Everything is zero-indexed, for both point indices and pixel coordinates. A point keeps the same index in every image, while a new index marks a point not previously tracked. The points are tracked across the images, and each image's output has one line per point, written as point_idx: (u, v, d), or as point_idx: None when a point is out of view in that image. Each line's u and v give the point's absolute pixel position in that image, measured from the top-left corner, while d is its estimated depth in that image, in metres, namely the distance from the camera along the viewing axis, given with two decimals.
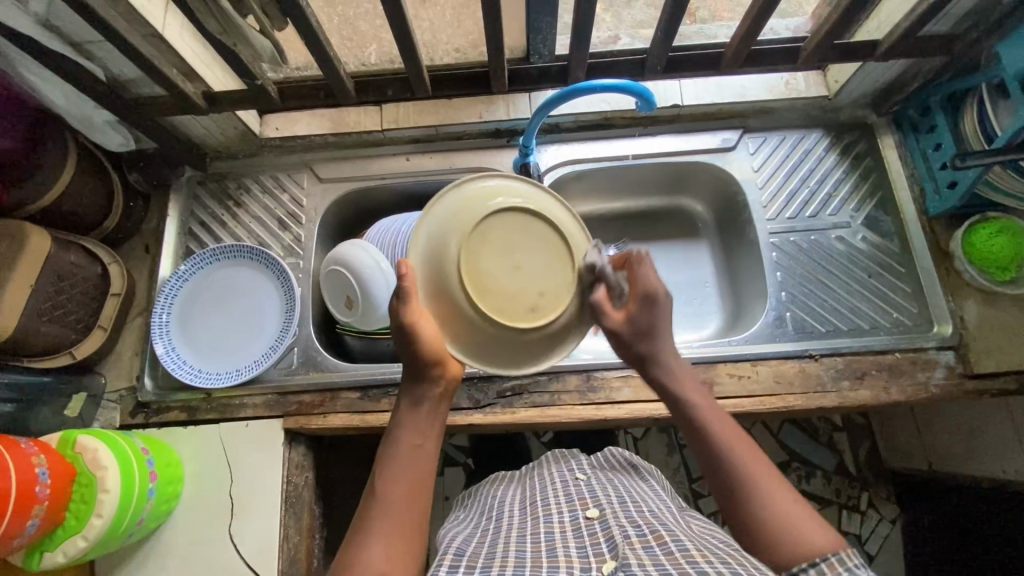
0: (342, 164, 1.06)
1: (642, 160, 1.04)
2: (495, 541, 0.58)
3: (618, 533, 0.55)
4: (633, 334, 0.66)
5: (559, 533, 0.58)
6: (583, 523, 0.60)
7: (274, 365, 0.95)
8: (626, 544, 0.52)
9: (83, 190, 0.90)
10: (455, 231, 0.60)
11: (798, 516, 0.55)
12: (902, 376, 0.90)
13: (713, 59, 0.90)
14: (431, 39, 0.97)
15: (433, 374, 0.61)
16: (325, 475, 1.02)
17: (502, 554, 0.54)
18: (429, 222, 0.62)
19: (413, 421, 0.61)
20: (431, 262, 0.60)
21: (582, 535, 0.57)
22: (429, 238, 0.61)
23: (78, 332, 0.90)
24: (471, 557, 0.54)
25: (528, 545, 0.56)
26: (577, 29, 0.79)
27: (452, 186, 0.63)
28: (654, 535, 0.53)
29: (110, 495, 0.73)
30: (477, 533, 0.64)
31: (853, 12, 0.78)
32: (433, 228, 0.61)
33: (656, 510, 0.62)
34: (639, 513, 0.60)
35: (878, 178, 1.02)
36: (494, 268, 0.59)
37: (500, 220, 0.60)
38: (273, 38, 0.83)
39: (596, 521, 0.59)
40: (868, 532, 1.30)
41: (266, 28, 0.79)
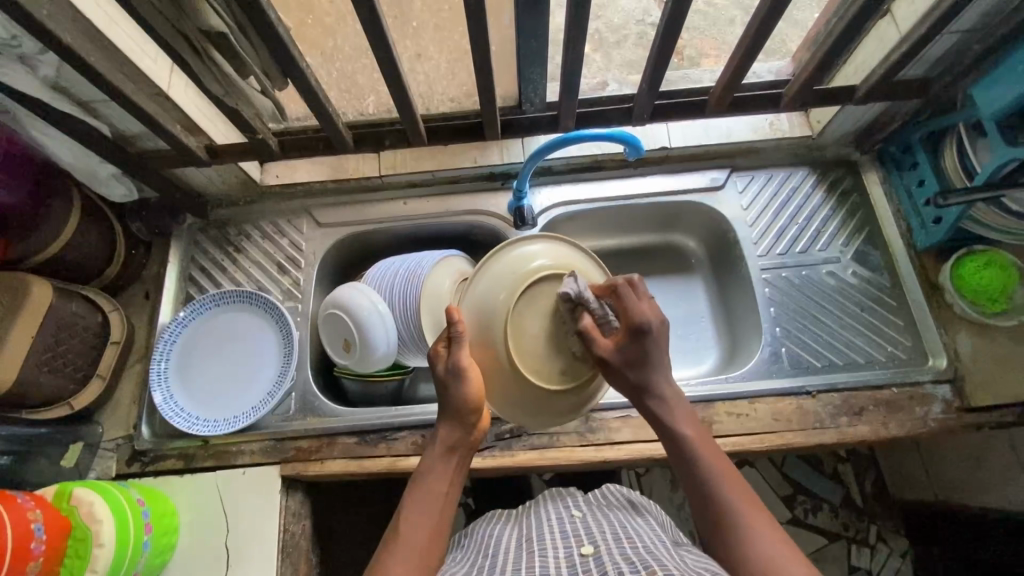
0: (341, 209, 1.08)
1: (633, 200, 1.07)
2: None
3: (611, 570, 0.54)
4: (624, 365, 0.67)
5: (555, 572, 0.58)
6: (577, 561, 0.59)
7: (272, 411, 0.95)
8: None
9: (86, 240, 0.91)
10: (506, 293, 0.70)
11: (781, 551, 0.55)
12: (900, 411, 0.91)
13: (698, 105, 0.93)
14: (426, 90, 1.01)
15: (470, 420, 0.69)
16: (322, 521, 1.00)
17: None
18: (483, 282, 0.73)
19: (439, 468, 0.66)
20: (481, 315, 0.71)
21: (579, 573, 0.57)
22: (482, 296, 0.71)
23: (76, 382, 0.90)
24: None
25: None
26: (567, 81, 0.82)
27: (501, 250, 0.73)
28: (648, 571, 0.52)
29: (104, 549, 0.72)
30: (473, 573, 0.63)
31: (829, 59, 0.82)
32: (486, 288, 0.72)
33: (651, 545, 0.62)
34: (633, 549, 0.59)
35: (865, 214, 1.04)
36: (537, 331, 0.69)
37: (546, 286, 0.70)
38: (273, 95, 0.86)
39: (591, 558, 0.59)
40: (879, 568, 1.27)
41: (267, 86, 0.82)
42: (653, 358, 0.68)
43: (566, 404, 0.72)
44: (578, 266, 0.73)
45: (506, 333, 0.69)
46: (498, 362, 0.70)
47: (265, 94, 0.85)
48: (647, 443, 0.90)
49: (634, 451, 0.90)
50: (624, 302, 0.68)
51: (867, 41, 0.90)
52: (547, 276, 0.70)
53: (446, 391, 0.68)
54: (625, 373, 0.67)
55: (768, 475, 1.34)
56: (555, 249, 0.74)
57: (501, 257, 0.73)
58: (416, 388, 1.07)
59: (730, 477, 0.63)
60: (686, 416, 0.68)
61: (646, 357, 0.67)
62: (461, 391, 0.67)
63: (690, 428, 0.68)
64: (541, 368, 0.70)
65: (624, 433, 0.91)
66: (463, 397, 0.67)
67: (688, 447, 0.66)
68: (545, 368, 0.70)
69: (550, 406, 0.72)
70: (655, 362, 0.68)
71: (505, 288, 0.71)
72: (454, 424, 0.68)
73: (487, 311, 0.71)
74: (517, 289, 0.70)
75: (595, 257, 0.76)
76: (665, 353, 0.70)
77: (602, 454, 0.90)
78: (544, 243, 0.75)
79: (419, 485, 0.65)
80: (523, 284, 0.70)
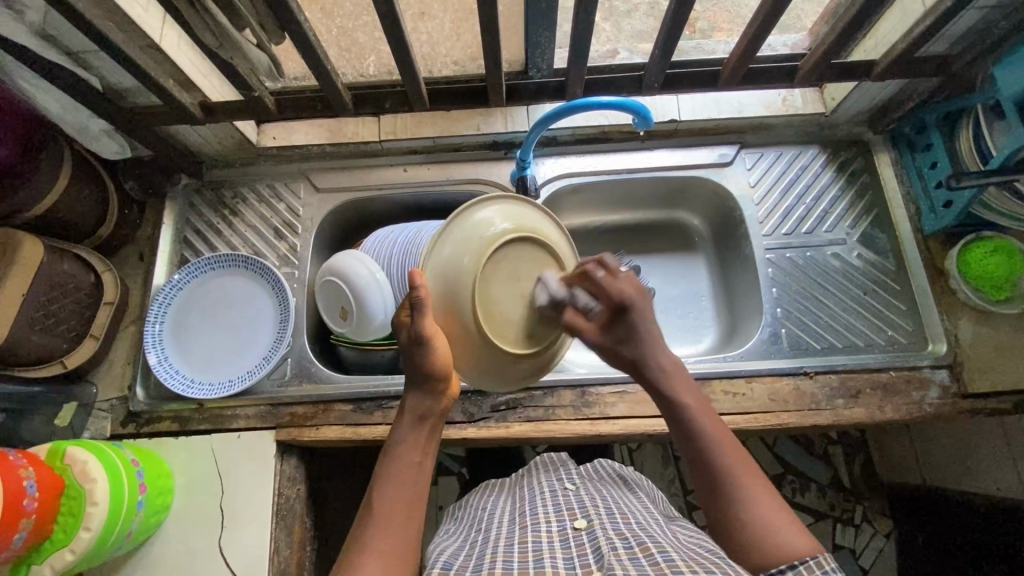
0: (340, 175, 1.06)
1: (638, 174, 1.05)
2: (483, 552, 0.58)
3: (604, 544, 0.54)
4: (615, 345, 0.69)
5: (548, 543, 0.58)
6: (570, 534, 0.59)
7: (267, 376, 0.95)
8: (613, 555, 0.52)
9: (78, 198, 0.89)
10: (470, 258, 0.63)
11: (774, 518, 0.58)
12: (896, 395, 0.90)
13: (711, 76, 0.90)
14: (430, 51, 0.97)
15: (438, 387, 0.65)
16: (317, 486, 1.01)
17: (487, 566, 0.54)
18: (442, 246, 0.64)
19: (409, 438, 0.64)
20: (445, 283, 0.63)
21: (570, 545, 0.57)
22: (445, 262, 0.63)
23: (69, 341, 0.89)
24: (458, 570, 0.55)
25: (515, 554, 0.56)
26: (575, 47, 0.79)
27: (459, 211, 0.65)
28: (641, 547, 0.53)
29: (98, 508, 0.72)
30: (466, 546, 0.64)
31: (850, 31, 0.78)
32: (448, 254, 0.63)
33: (644, 522, 0.62)
34: (626, 525, 0.59)
35: (875, 196, 1.02)
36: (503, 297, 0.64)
37: (508, 249, 0.64)
38: (269, 52, 0.83)
39: (584, 531, 0.59)
40: (862, 546, 1.30)
41: (263, 41, 0.79)
42: (642, 333, 0.69)
43: (528, 371, 0.68)
44: (536, 226, 0.68)
45: (475, 302, 0.62)
46: (466, 334, 0.63)
47: (262, 49, 0.82)
48: (642, 419, 0.90)
49: (629, 426, 0.90)
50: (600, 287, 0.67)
51: (889, 14, 0.86)
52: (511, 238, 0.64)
53: (412, 360, 0.64)
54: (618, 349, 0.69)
55: (759, 454, 1.36)
56: (517, 209, 0.68)
57: (463, 216, 0.65)
58: None
59: (729, 444, 0.64)
60: (679, 379, 0.68)
61: (635, 332, 0.68)
62: (429, 359, 0.63)
63: (686, 394, 0.67)
64: (506, 336, 0.64)
65: (619, 408, 0.91)
66: (431, 364, 0.63)
67: (688, 416, 0.65)
68: (510, 335, 0.64)
69: (508, 373, 0.66)
70: (644, 334, 0.69)
71: (470, 252, 0.63)
72: (422, 392, 0.65)
73: (450, 277, 0.63)
74: (482, 253, 0.63)
75: (549, 214, 0.71)
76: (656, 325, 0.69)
77: (597, 428, 0.90)
78: (500, 200, 0.67)
79: (391, 458, 0.63)
80: (490, 249, 0.63)
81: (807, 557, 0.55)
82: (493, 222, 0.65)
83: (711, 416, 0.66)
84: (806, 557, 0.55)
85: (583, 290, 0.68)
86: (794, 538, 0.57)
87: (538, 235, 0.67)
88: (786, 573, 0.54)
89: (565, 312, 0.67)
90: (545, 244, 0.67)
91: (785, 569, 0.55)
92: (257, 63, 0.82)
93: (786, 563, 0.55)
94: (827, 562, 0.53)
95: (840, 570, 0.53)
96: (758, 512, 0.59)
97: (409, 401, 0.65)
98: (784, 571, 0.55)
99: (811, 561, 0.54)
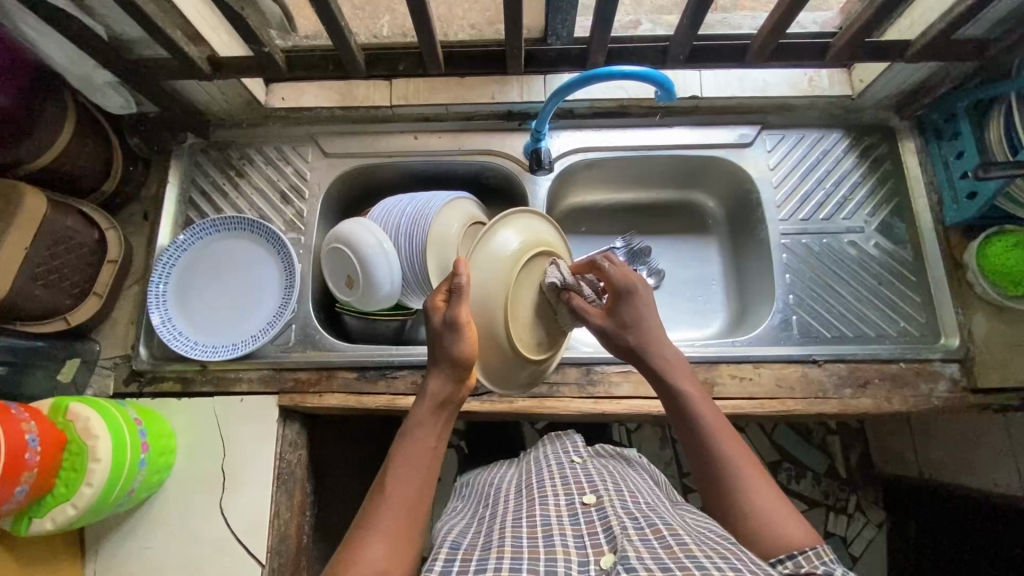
0: (348, 140, 1.03)
1: (654, 152, 1.02)
2: (491, 529, 0.58)
3: (616, 523, 0.54)
4: (618, 329, 0.73)
5: (556, 519, 0.57)
6: (579, 509, 0.59)
7: (271, 341, 0.94)
8: (624, 536, 0.52)
9: (82, 152, 0.87)
10: (507, 266, 0.70)
11: (771, 508, 0.59)
12: (905, 387, 0.89)
13: (738, 51, 0.86)
14: (446, 14, 0.94)
15: (465, 377, 0.66)
16: (318, 453, 1.02)
17: (496, 543, 0.54)
18: (484, 250, 0.70)
19: (428, 421, 0.64)
20: (482, 283, 0.69)
21: (580, 521, 0.57)
22: (484, 266, 0.69)
23: (73, 298, 0.88)
24: (467, 548, 0.55)
25: (524, 531, 0.55)
26: (600, 13, 0.75)
27: (497, 220, 0.72)
28: (651, 528, 0.53)
29: (100, 464, 0.72)
30: (474, 522, 0.64)
31: (888, 8, 0.75)
32: (487, 258, 0.70)
33: (653, 501, 0.62)
34: (635, 504, 0.59)
35: (897, 183, 0.99)
36: (527, 304, 0.72)
37: (538, 263, 0.73)
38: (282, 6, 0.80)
39: (593, 507, 0.59)
40: (853, 535, 1.31)
41: None
42: (645, 320, 0.73)
43: (531, 374, 0.75)
44: (555, 246, 0.78)
45: (507, 306, 0.69)
46: (494, 332, 0.70)
47: None
48: (647, 400, 0.90)
49: (634, 406, 0.89)
50: (606, 275, 0.74)
51: None
52: (541, 255, 0.73)
53: (439, 344, 0.66)
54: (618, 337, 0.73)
55: (757, 441, 1.36)
56: (539, 226, 0.76)
57: (501, 226, 0.73)
58: (417, 330, 1.05)
59: (725, 430, 0.64)
60: (677, 367, 0.71)
61: (638, 319, 0.73)
62: (456, 346, 0.65)
63: (683, 379, 0.70)
64: (526, 338, 0.72)
65: (624, 388, 0.90)
66: (456, 352, 0.65)
67: (686, 401, 0.67)
68: (527, 342, 0.72)
69: (516, 378, 0.74)
70: (647, 320, 0.73)
71: (504, 264, 0.70)
72: (444, 377, 0.66)
73: (483, 285, 0.69)
74: (518, 262, 0.71)
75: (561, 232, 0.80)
76: (656, 316, 0.74)
77: (601, 407, 0.90)
78: (524, 217, 0.76)
79: (406, 440, 0.63)
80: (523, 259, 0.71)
81: (806, 547, 0.54)
82: (515, 237, 0.72)
83: (709, 406, 0.68)
84: (805, 547, 0.55)
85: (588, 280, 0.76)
86: (794, 531, 0.56)
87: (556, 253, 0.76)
88: (784, 560, 0.54)
89: (569, 297, 0.73)
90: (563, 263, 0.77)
91: (784, 559, 0.54)
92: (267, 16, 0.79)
93: (784, 553, 0.55)
94: (827, 553, 0.53)
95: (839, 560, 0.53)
96: (754, 501, 0.59)
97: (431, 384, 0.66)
98: (781, 558, 0.54)
99: (809, 551, 0.54)
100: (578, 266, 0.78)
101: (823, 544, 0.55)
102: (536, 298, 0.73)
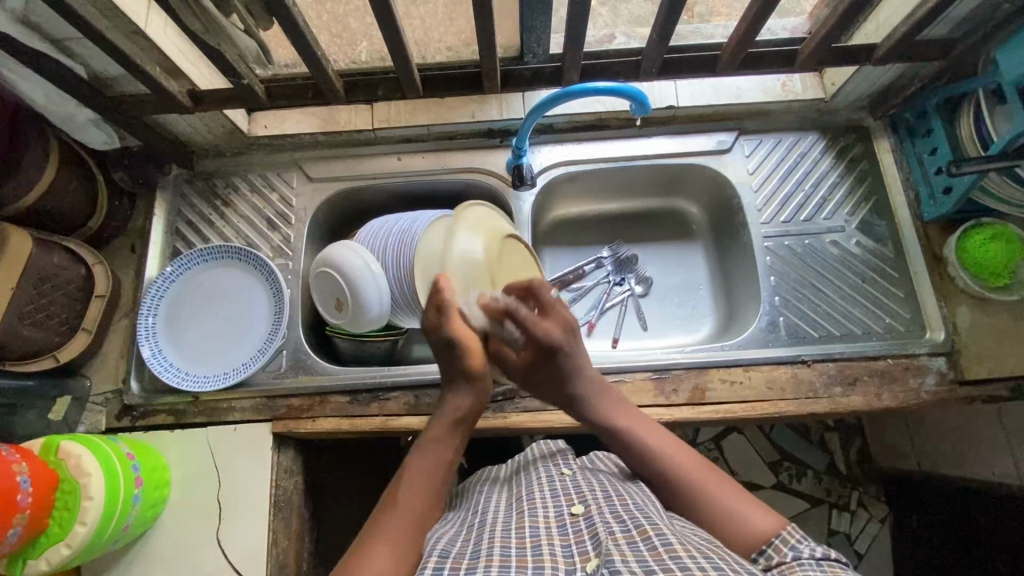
0: (332, 164, 1.04)
1: (635, 162, 1.04)
2: (480, 539, 0.58)
3: (602, 529, 0.55)
4: (536, 378, 0.79)
5: (545, 529, 0.58)
6: (567, 520, 0.60)
7: (262, 368, 0.94)
8: (610, 540, 0.53)
9: (65, 189, 0.87)
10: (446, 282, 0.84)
11: (738, 503, 0.61)
12: (894, 382, 0.90)
13: (710, 61, 0.88)
14: (422, 37, 0.95)
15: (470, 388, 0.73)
16: (314, 477, 1.01)
17: (486, 553, 0.54)
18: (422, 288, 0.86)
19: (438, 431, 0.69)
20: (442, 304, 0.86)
21: (569, 532, 0.57)
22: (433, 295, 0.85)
23: (61, 335, 0.88)
24: (456, 556, 0.54)
25: (513, 541, 0.56)
26: (571, 32, 0.77)
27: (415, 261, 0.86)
28: (638, 530, 0.54)
29: (94, 502, 0.72)
30: (465, 529, 0.63)
31: (851, 15, 0.76)
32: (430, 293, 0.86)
33: (642, 503, 0.62)
34: (623, 508, 0.60)
35: (874, 182, 1.01)
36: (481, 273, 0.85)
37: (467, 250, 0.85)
38: (258, 38, 0.80)
39: (581, 517, 0.59)
40: (857, 532, 1.31)
41: (250, 27, 0.74)
42: (569, 369, 0.77)
43: None
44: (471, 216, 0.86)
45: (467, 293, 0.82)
46: None
47: (250, 35, 0.78)
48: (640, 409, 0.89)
49: None
50: (523, 322, 0.78)
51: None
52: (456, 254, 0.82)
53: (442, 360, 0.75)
54: (547, 384, 0.79)
55: (756, 442, 1.37)
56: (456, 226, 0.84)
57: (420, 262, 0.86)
58: (409, 349, 1.07)
59: (668, 442, 0.68)
60: (607, 401, 0.76)
61: (561, 370, 0.77)
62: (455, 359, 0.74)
63: (616, 412, 0.74)
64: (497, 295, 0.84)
65: None
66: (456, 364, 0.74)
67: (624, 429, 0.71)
68: None
69: None
70: (570, 373, 0.77)
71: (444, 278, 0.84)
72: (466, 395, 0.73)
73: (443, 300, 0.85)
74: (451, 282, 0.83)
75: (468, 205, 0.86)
76: (583, 355, 0.79)
77: None
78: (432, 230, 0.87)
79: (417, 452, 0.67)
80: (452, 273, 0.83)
81: (773, 537, 0.57)
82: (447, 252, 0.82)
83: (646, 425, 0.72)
84: (773, 537, 0.57)
85: (509, 323, 0.80)
86: (764, 519, 0.59)
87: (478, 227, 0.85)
88: (763, 555, 0.57)
89: (495, 331, 0.81)
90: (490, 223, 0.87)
91: (760, 556, 0.57)
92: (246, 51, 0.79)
93: (759, 547, 0.57)
94: (792, 537, 0.56)
95: (805, 540, 0.56)
96: (716, 501, 0.62)
97: (449, 398, 0.73)
98: (757, 555, 0.57)
99: (775, 540, 0.57)
100: (494, 305, 0.79)
101: (791, 527, 0.58)
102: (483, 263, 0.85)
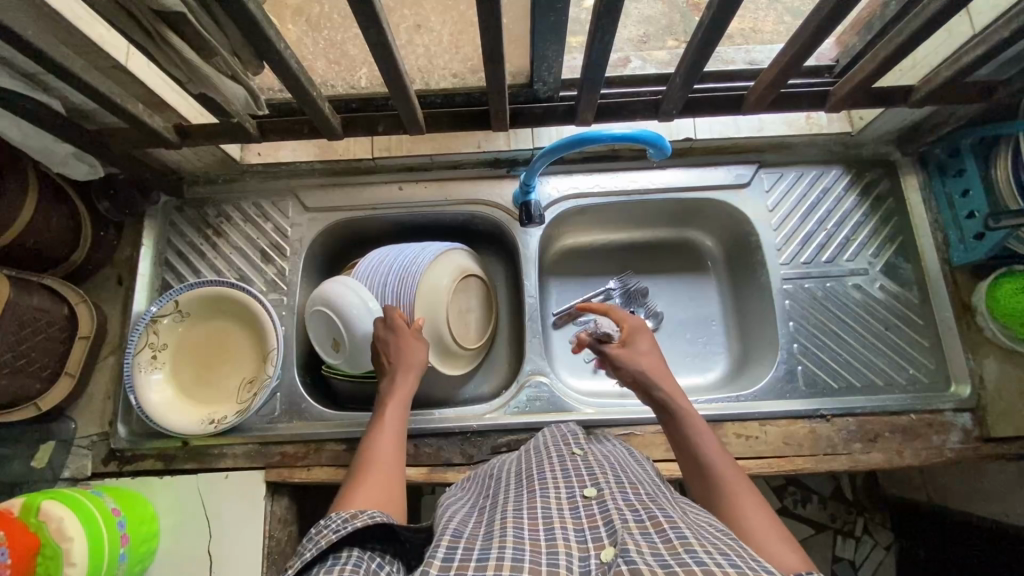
0: (330, 192, 0.99)
1: (650, 195, 0.99)
2: (493, 519, 0.55)
3: (616, 516, 0.51)
4: (630, 350, 0.79)
5: (557, 511, 0.54)
6: (579, 502, 0.55)
7: (255, 413, 0.90)
8: (624, 529, 0.48)
9: (48, 224, 0.82)
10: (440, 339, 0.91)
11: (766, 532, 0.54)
12: (917, 439, 0.86)
13: (734, 101, 0.82)
14: (425, 64, 0.86)
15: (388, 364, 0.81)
16: (308, 517, 0.98)
17: (498, 533, 0.50)
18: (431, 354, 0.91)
19: (399, 391, 0.77)
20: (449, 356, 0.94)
21: (581, 515, 0.53)
22: (439, 354, 0.92)
23: (44, 381, 0.83)
24: (469, 538, 0.51)
25: (523, 521, 0.52)
26: (587, 71, 0.71)
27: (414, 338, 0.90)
28: (653, 521, 0.50)
29: (77, 569, 0.68)
30: (476, 513, 0.60)
31: (891, 61, 0.70)
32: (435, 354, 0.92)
33: (654, 492, 0.58)
34: (637, 497, 0.55)
35: (900, 221, 0.96)
36: (471, 309, 0.97)
37: (440, 306, 0.91)
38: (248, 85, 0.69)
39: (594, 501, 0.55)
40: (861, 559, 1.26)
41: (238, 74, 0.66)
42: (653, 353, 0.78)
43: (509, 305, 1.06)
44: (434, 277, 0.91)
45: (471, 335, 0.96)
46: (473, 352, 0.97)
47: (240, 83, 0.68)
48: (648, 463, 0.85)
49: None
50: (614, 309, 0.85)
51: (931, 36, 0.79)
52: (436, 313, 0.90)
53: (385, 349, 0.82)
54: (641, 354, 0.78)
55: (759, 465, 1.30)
56: (421, 294, 0.89)
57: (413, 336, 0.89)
58: None
59: (724, 460, 0.64)
60: (677, 393, 0.73)
61: (652, 345, 0.79)
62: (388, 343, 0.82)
63: (683, 404, 0.72)
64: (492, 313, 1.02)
65: None
66: (391, 349, 0.82)
67: (684, 429, 0.69)
68: (483, 318, 0.99)
69: (505, 309, 1.07)
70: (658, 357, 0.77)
71: (435, 336, 0.91)
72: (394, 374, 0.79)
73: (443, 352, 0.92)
74: (442, 335, 0.91)
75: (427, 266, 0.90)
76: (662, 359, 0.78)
77: None
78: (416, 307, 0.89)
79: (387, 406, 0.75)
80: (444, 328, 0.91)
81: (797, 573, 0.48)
82: (426, 311, 0.90)
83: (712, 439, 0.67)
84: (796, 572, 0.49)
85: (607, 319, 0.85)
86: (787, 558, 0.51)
87: (451, 278, 0.93)
88: None
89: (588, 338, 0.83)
90: (456, 269, 0.94)
91: None
92: (232, 97, 0.71)
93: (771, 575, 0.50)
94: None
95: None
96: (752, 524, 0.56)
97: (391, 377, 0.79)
98: None
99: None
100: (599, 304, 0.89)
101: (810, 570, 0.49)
102: (467, 301, 0.96)
